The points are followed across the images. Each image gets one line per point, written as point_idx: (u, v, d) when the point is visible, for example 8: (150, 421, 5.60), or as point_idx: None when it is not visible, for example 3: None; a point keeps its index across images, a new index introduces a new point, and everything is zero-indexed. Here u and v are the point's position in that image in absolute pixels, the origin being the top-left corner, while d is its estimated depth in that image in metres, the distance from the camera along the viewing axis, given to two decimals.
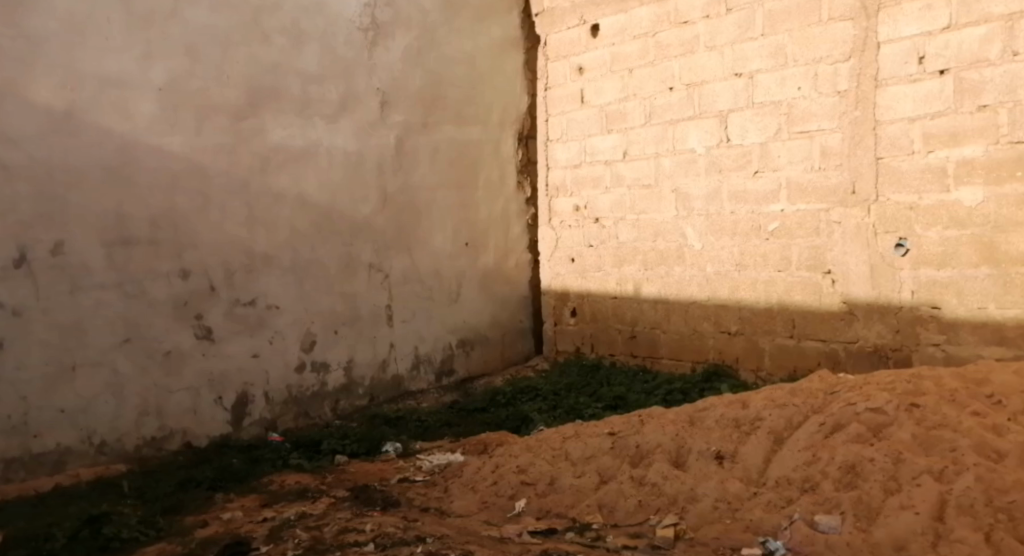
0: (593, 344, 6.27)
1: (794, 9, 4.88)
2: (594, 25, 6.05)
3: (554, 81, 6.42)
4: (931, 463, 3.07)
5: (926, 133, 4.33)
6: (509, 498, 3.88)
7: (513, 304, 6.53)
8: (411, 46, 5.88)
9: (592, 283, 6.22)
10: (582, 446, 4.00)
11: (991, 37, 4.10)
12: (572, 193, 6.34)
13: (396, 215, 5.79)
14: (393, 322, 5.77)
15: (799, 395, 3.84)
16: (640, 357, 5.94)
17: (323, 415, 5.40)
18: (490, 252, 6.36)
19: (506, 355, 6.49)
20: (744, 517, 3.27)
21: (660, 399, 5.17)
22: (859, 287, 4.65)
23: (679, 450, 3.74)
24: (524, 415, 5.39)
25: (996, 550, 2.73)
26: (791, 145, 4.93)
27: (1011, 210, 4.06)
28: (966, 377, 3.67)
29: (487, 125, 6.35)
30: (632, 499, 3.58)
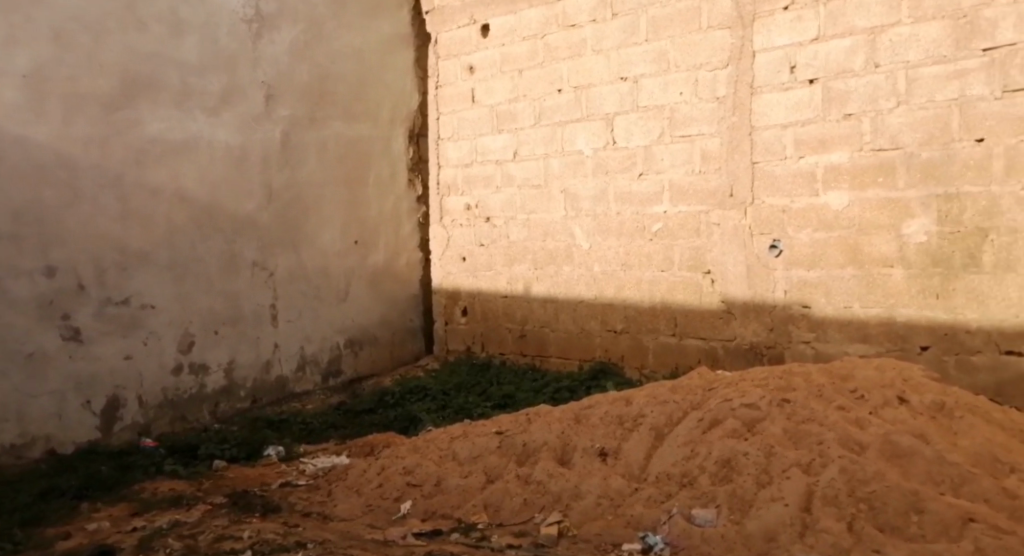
0: (482, 343, 6.25)
1: (676, 17, 5.00)
2: (484, 26, 6.04)
3: (444, 80, 6.37)
4: (799, 455, 3.20)
5: (798, 139, 4.52)
6: (394, 500, 3.81)
7: (403, 303, 6.43)
8: (298, 39, 5.71)
9: (482, 282, 6.20)
10: (469, 446, 3.97)
11: (855, 50, 4.31)
12: (463, 192, 6.31)
13: (281, 212, 5.60)
14: (277, 321, 5.59)
15: (680, 392, 3.93)
16: (529, 356, 5.95)
17: (202, 419, 5.17)
18: (380, 251, 6.25)
19: (395, 355, 6.39)
20: (625, 513, 3.31)
21: (547, 398, 5.19)
22: (736, 286, 4.81)
23: (565, 448, 3.77)
24: (412, 415, 5.32)
25: (858, 538, 2.86)
26: (673, 148, 5.06)
27: (873, 214, 4.27)
28: (834, 373, 3.84)
29: (377, 122, 6.23)
30: (517, 498, 3.56)
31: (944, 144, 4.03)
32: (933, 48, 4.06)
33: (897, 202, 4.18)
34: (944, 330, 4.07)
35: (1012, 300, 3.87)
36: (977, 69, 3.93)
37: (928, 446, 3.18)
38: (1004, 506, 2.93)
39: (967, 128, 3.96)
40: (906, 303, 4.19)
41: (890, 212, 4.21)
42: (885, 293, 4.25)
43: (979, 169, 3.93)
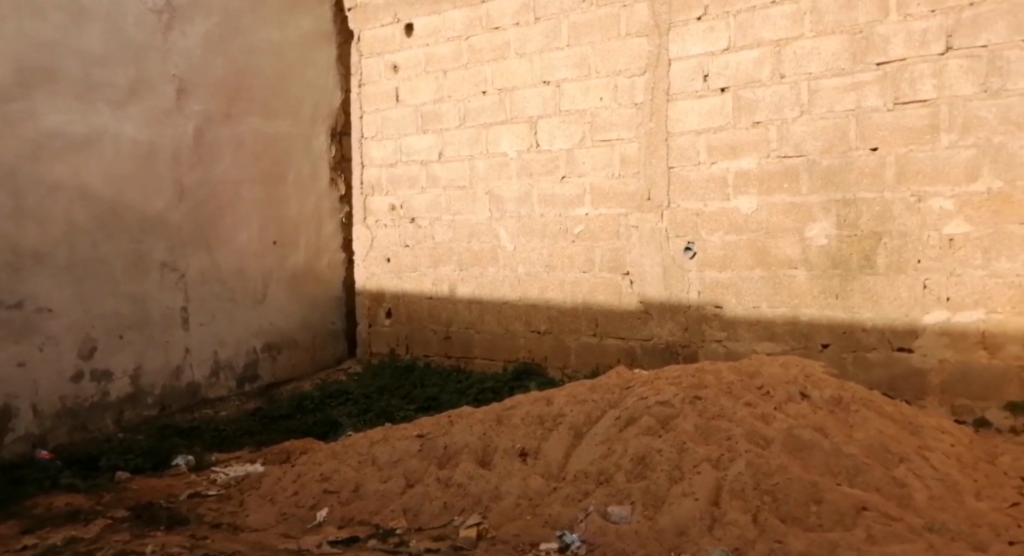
0: (407, 344, 6.24)
1: (596, 23, 5.12)
2: (408, 25, 6.06)
3: (367, 79, 6.36)
4: (710, 451, 3.33)
5: (710, 145, 4.69)
6: (311, 508, 3.81)
7: (324, 305, 6.39)
8: (211, 32, 5.63)
9: (407, 284, 6.20)
10: (389, 450, 4.00)
11: (762, 61, 4.49)
12: (387, 193, 6.31)
13: (193, 211, 5.51)
14: (189, 325, 5.50)
15: (598, 391, 4.03)
16: (454, 357, 5.96)
17: (104, 428, 5.04)
18: (300, 251, 6.21)
19: (315, 358, 6.35)
20: (544, 512, 3.38)
21: (470, 399, 5.25)
22: (653, 287, 4.95)
23: (485, 449, 3.83)
24: (332, 420, 5.31)
25: (761, 529, 3.00)
26: (594, 152, 5.17)
27: (779, 217, 4.46)
28: (742, 371, 4.00)
29: (297, 120, 6.19)
30: (438, 502, 3.60)
31: (843, 152, 4.25)
32: (833, 61, 4.27)
33: (801, 207, 4.38)
34: (843, 328, 4.29)
35: (903, 300, 4.11)
36: (872, 82, 4.16)
37: (827, 440, 3.35)
38: (894, 495, 3.12)
39: (864, 137, 4.18)
40: (809, 303, 4.39)
41: (794, 217, 4.40)
42: (790, 293, 4.45)
43: (874, 176, 4.16)
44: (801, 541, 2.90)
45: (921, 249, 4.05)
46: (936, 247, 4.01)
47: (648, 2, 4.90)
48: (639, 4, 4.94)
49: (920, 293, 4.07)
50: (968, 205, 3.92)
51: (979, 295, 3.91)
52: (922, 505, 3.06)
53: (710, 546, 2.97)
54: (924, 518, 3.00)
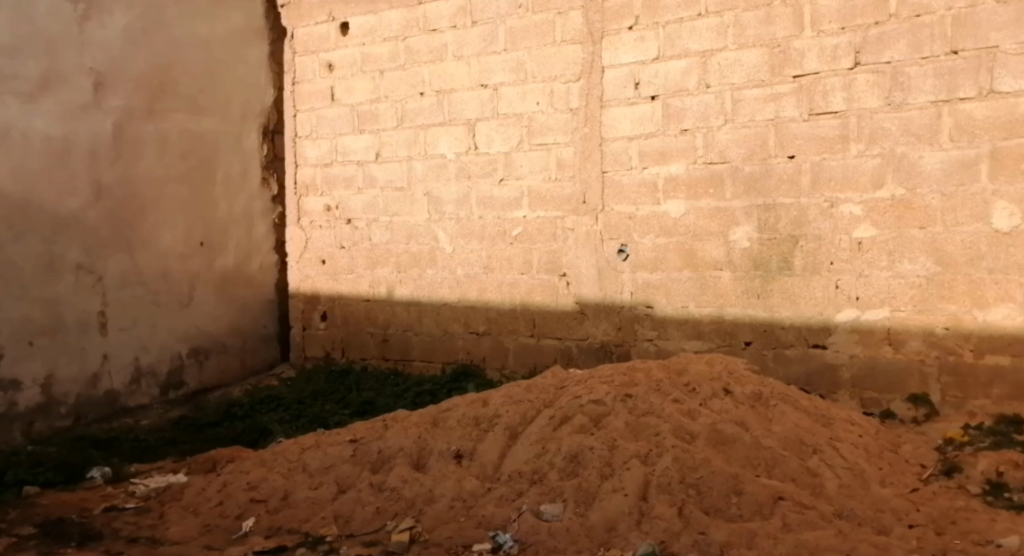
0: (343, 347, 6.18)
1: (532, 28, 5.19)
2: (343, 23, 6.01)
3: (301, 76, 6.27)
4: (639, 447, 3.47)
5: (642, 151, 4.85)
6: (236, 518, 3.83)
7: (254, 308, 6.33)
8: (132, 24, 5.50)
9: (343, 286, 6.15)
10: (321, 456, 4.06)
11: (689, 70, 4.68)
12: (322, 192, 6.24)
13: (112, 210, 5.39)
14: (107, 331, 5.39)
15: (534, 391, 4.16)
16: (391, 360, 5.95)
17: (11, 441, 4.91)
18: (229, 253, 6.14)
19: (246, 364, 6.29)
20: (477, 513, 3.41)
21: (407, 401, 5.30)
22: (588, 288, 5.06)
23: (420, 452, 3.91)
24: (263, 427, 5.34)
25: (686, 521, 3.12)
26: (531, 156, 5.23)
27: (705, 221, 4.66)
28: (670, 370, 4.17)
29: (226, 117, 6.12)
30: (370, 506, 3.63)
31: (763, 160, 4.47)
32: (754, 73, 4.48)
33: (725, 212, 4.59)
34: (764, 327, 4.52)
35: (818, 300, 4.35)
36: (789, 94, 4.39)
37: (748, 433, 3.53)
38: (808, 484, 3.31)
39: (782, 146, 4.41)
40: (733, 303, 4.60)
41: (719, 221, 4.61)
42: (716, 294, 4.65)
43: (791, 183, 4.39)
44: (723, 532, 3.04)
45: (834, 252, 4.30)
46: (846, 250, 4.27)
47: (582, 9, 5.01)
48: (574, 11, 5.04)
49: (833, 293, 4.31)
50: (876, 210, 4.18)
51: (885, 295, 4.18)
52: (832, 493, 3.26)
53: (638, 540, 3.06)
54: (834, 505, 3.20)
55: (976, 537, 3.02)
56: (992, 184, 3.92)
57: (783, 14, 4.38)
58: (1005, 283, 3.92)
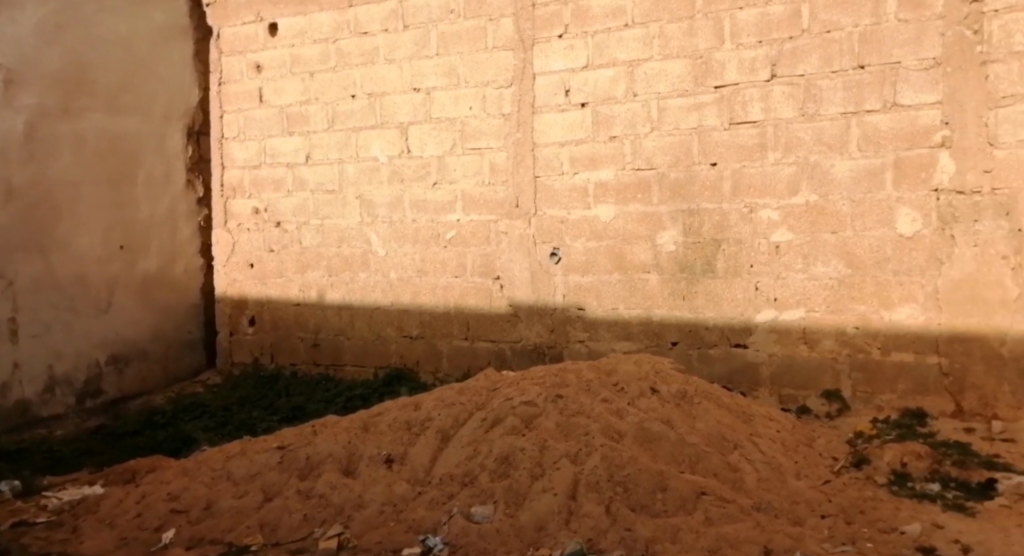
0: (272, 352, 6.11)
1: (463, 34, 5.25)
2: (271, 25, 5.96)
3: (229, 76, 6.21)
4: (568, 447, 3.56)
5: (573, 157, 4.96)
6: (156, 530, 3.79)
7: (178, 314, 6.23)
8: (47, 20, 5.37)
9: (272, 290, 6.08)
10: (246, 465, 4.04)
11: (617, 79, 4.81)
12: (250, 195, 6.18)
13: (25, 212, 5.25)
14: (19, 337, 5.24)
15: (466, 394, 4.23)
16: (323, 365, 5.91)
17: None
18: (151, 257, 6.03)
19: (170, 370, 6.19)
20: (407, 517, 3.46)
21: (338, 406, 5.29)
22: (522, 291, 5.14)
23: (350, 457, 3.92)
24: (187, 435, 5.26)
25: (613, 519, 3.22)
26: (464, 160, 5.29)
27: (633, 225, 4.80)
28: (600, 370, 4.28)
29: (147, 118, 6.01)
30: (297, 515, 3.63)
31: (687, 166, 4.64)
32: (679, 82, 4.64)
33: (652, 216, 4.74)
34: (689, 327, 4.67)
35: (739, 301, 4.53)
36: (711, 103, 4.56)
37: (673, 431, 3.66)
38: (729, 479, 3.45)
39: (705, 153, 4.58)
40: (661, 304, 4.75)
41: (647, 225, 4.76)
42: (644, 296, 4.79)
43: (713, 189, 4.57)
44: (648, 528, 3.15)
45: (753, 255, 4.49)
46: (765, 253, 4.46)
47: (513, 17, 5.09)
48: (505, 18, 5.12)
49: (753, 294, 4.50)
50: (792, 215, 4.38)
51: (801, 296, 4.38)
52: (751, 487, 3.41)
53: (566, 539, 3.15)
54: (753, 498, 3.34)
55: (882, 525, 3.20)
56: (896, 192, 4.14)
57: (704, 27, 4.55)
58: (909, 285, 4.15)
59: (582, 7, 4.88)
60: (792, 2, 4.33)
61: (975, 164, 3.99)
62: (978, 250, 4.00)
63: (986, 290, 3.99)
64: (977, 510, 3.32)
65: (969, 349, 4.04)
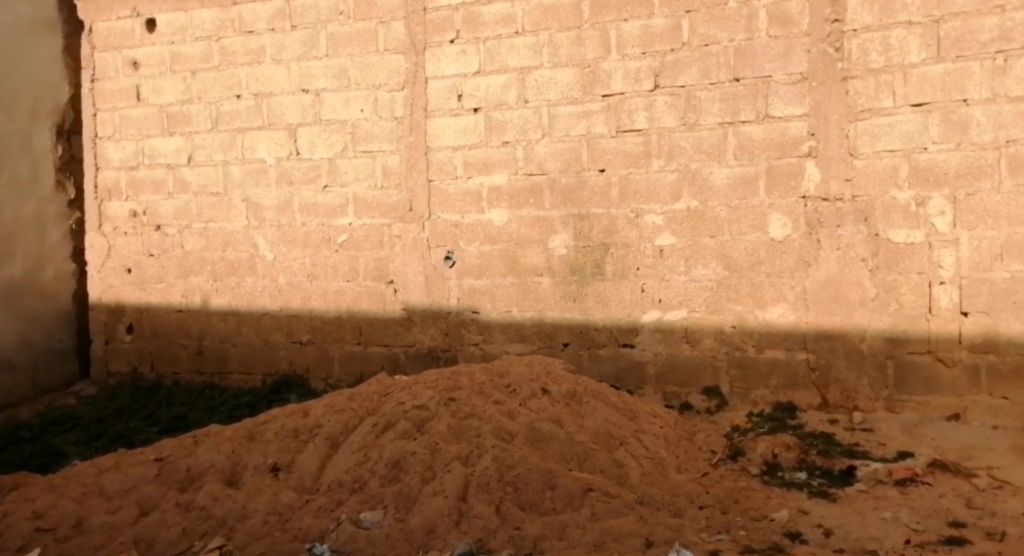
0: (152, 361, 5.88)
1: (353, 36, 5.21)
2: (150, 20, 5.75)
3: (102, 73, 5.91)
4: (460, 449, 3.58)
5: (466, 161, 4.99)
6: (18, 550, 3.58)
7: (47, 322, 5.94)
8: None
9: (152, 296, 5.86)
10: (121, 478, 3.89)
11: (509, 85, 4.87)
12: (127, 197, 5.91)
13: None
14: None
15: (357, 399, 4.20)
16: (207, 373, 5.74)
17: None
18: (15, 261, 5.75)
19: (38, 382, 5.90)
20: (293, 527, 3.41)
21: (223, 415, 5.16)
22: (416, 295, 5.14)
23: (234, 468, 3.84)
24: (56, 448, 5.01)
25: (502, 519, 3.26)
26: (355, 162, 5.25)
27: (526, 229, 4.88)
28: (493, 372, 4.33)
29: (10, 116, 5.76)
30: (176, 528, 3.51)
31: (577, 172, 4.75)
32: (568, 90, 4.74)
33: (544, 220, 4.83)
34: (580, 328, 4.78)
35: (626, 302, 4.67)
36: (599, 111, 4.69)
37: (562, 430, 3.74)
38: (615, 475, 3.55)
39: (594, 160, 4.71)
40: (553, 307, 4.84)
41: (539, 229, 4.84)
42: (536, 298, 4.87)
43: (602, 195, 4.70)
44: (536, 526, 3.21)
45: (640, 258, 4.64)
46: (650, 257, 4.62)
47: (404, 20, 5.09)
48: (396, 22, 5.11)
49: (639, 296, 4.65)
50: (674, 220, 4.56)
51: (683, 297, 4.56)
52: (636, 481, 3.52)
53: (456, 540, 3.17)
54: (637, 493, 3.45)
55: (754, 514, 3.37)
56: (769, 199, 4.37)
57: (591, 37, 4.67)
58: (780, 286, 4.37)
59: (472, 12, 4.92)
60: (673, 15, 4.50)
61: (837, 174, 4.24)
62: (841, 253, 4.25)
63: (848, 290, 4.24)
64: (840, 496, 3.54)
65: (833, 345, 4.28)
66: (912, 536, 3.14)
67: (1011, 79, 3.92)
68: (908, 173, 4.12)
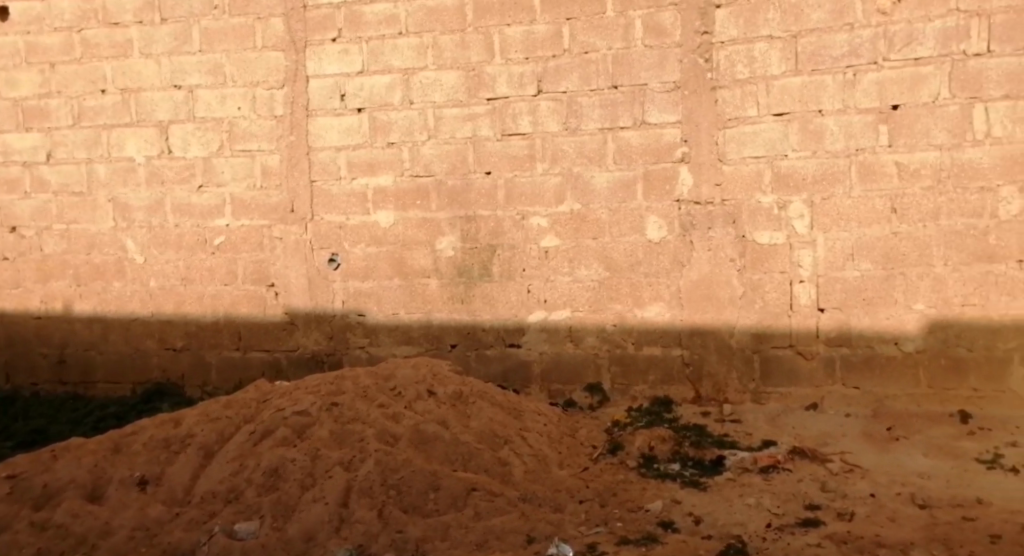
0: (8, 372, 5.53)
1: (229, 32, 5.05)
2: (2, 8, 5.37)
3: None
4: (342, 455, 3.54)
5: (350, 161, 4.93)
6: None
7: None
8: None
9: (7, 302, 5.51)
10: None
11: (393, 86, 4.84)
12: None
13: None
14: None
15: (233, 407, 4.08)
16: (70, 383, 5.44)
17: None
18: None
19: None
20: (162, 541, 3.29)
21: (88, 427, 4.94)
22: (298, 298, 5.04)
23: (97, 482, 3.66)
24: None
25: (385, 522, 3.25)
26: (232, 162, 5.10)
27: (413, 231, 4.86)
28: (378, 374, 4.28)
29: None
30: (31, 548, 3.32)
31: (463, 174, 4.77)
32: (453, 93, 4.76)
33: (431, 222, 4.83)
34: (467, 330, 4.81)
35: (513, 303, 4.73)
36: (484, 114, 4.72)
37: (446, 431, 3.75)
38: (498, 474, 3.59)
39: (479, 162, 4.74)
40: (440, 308, 4.85)
41: (426, 231, 4.84)
42: (424, 301, 4.87)
43: (488, 197, 4.74)
44: (419, 528, 3.21)
45: (525, 259, 4.70)
46: (535, 258, 4.69)
47: (283, 17, 4.97)
48: (274, 18, 4.99)
49: (525, 297, 4.71)
50: (558, 223, 4.65)
51: (567, 298, 4.65)
52: (519, 479, 3.57)
53: (336, 547, 3.14)
54: (519, 490, 3.50)
55: (631, 505, 3.48)
56: (646, 202, 4.51)
57: (475, 40, 4.70)
58: (657, 286, 4.52)
59: (354, 12, 4.86)
60: (554, 22, 4.58)
61: (708, 178, 4.43)
62: (712, 254, 4.44)
63: (718, 289, 4.44)
64: (710, 485, 3.70)
65: (706, 341, 4.47)
66: (773, 519, 3.32)
67: (860, 92, 4.20)
68: (771, 178, 4.35)
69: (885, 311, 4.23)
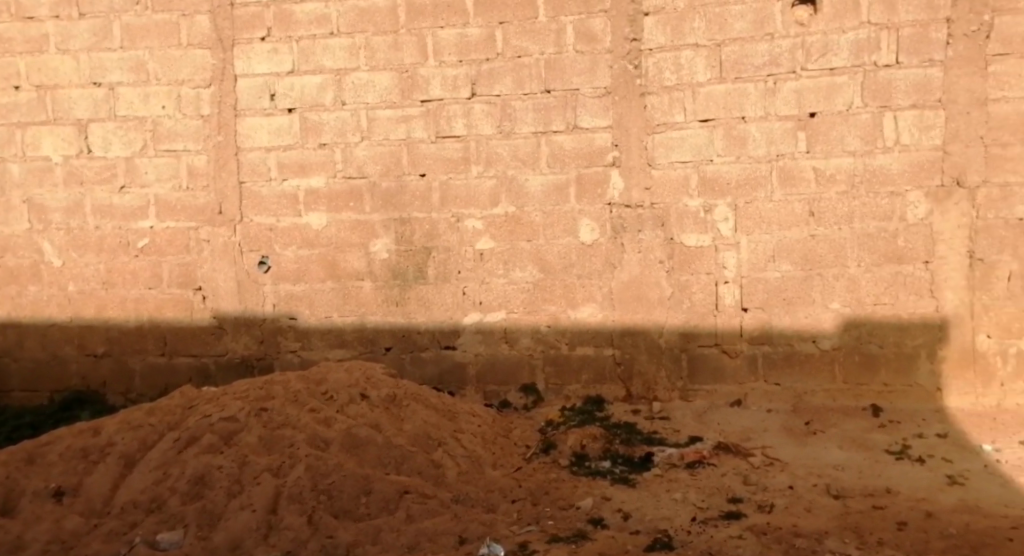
0: None
1: (152, 28, 4.94)
2: None
3: None
4: (270, 461, 3.50)
5: (280, 162, 4.88)
6: None
7: None
8: None
9: None
10: None
11: (324, 86, 4.81)
12: None
13: None
14: None
15: (157, 414, 3.99)
16: None
17: None
18: None
19: None
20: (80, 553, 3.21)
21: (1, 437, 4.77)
22: (227, 302, 4.95)
23: (10, 495, 3.54)
24: None
25: (314, 528, 3.23)
26: (156, 162, 4.99)
27: (346, 232, 4.83)
28: (309, 378, 4.24)
29: None
30: None
31: (397, 177, 4.77)
32: (385, 94, 4.75)
33: (365, 224, 4.81)
34: (402, 332, 4.80)
35: (448, 305, 4.74)
36: (418, 116, 4.73)
37: (379, 434, 3.74)
38: (431, 476, 3.60)
39: (413, 164, 4.74)
40: (374, 311, 4.83)
41: (360, 233, 4.82)
42: (357, 303, 4.84)
43: (423, 199, 4.74)
44: (350, 532, 3.20)
45: (460, 262, 4.72)
46: (470, 260, 4.71)
47: (209, 14, 4.88)
48: (200, 15, 4.89)
49: (460, 299, 4.73)
50: (493, 225, 4.68)
51: (502, 300, 4.69)
52: (451, 481, 3.59)
53: None
54: (451, 491, 3.52)
55: (562, 504, 3.53)
56: (579, 205, 4.58)
57: (408, 42, 4.70)
58: (589, 287, 4.60)
59: (284, 11, 4.81)
60: (487, 26, 4.62)
61: (638, 182, 4.52)
62: (642, 255, 4.53)
63: (647, 290, 4.53)
64: (639, 481, 3.77)
65: (636, 341, 4.56)
66: (698, 513, 3.41)
67: (780, 100, 4.34)
68: (697, 182, 4.46)
69: (804, 311, 4.38)
